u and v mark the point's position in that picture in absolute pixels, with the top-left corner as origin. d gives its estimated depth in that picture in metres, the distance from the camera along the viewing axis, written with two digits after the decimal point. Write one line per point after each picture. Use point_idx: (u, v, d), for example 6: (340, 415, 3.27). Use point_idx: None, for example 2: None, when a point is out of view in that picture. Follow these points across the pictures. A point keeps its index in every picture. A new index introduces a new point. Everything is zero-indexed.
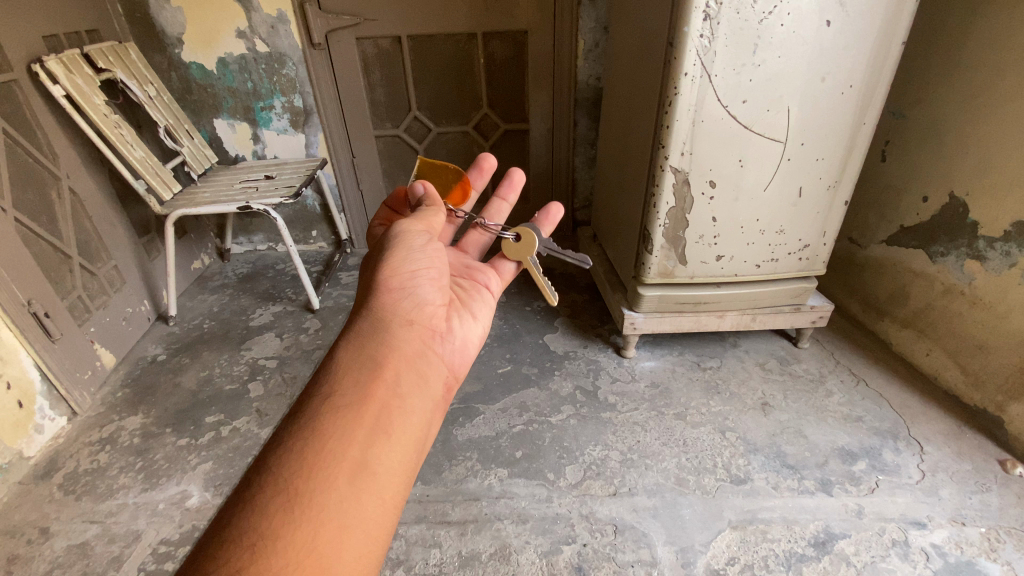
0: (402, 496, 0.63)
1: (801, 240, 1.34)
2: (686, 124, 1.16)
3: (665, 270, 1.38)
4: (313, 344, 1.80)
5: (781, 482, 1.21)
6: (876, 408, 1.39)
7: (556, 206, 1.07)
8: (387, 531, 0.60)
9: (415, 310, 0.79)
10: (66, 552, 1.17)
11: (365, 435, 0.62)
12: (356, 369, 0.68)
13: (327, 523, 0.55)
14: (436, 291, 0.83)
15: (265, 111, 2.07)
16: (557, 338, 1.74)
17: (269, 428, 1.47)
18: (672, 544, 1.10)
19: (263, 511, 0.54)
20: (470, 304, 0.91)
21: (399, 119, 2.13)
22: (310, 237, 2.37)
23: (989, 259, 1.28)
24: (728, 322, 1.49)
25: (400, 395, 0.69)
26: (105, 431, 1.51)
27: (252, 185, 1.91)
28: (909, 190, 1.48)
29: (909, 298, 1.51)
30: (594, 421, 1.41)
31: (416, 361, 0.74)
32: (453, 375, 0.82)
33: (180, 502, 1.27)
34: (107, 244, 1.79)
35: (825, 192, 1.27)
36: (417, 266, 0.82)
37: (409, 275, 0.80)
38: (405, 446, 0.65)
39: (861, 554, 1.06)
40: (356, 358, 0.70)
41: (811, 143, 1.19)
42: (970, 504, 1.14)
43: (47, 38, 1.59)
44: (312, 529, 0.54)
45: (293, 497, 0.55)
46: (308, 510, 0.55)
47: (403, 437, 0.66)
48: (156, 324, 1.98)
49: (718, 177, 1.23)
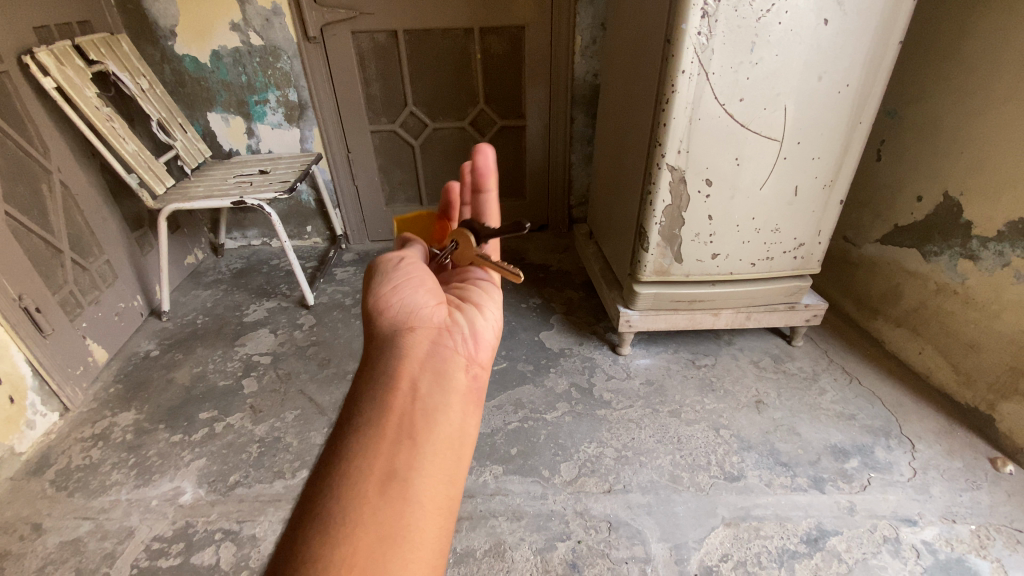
0: (445, 507, 0.56)
1: (796, 239, 1.35)
2: (683, 122, 1.16)
3: (661, 268, 1.38)
4: (307, 341, 1.79)
5: (774, 480, 1.22)
6: (869, 407, 1.40)
7: (479, 150, 0.82)
8: (437, 534, 0.54)
9: (418, 314, 0.71)
10: (58, 549, 1.17)
11: (390, 448, 0.57)
12: (364, 395, 0.62)
13: (368, 532, 0.50)
14: (430, 294, 0.75)
15: (260, 105, 2.05)
16: (553, 336, 1.74)
17: (263, 425, 1.46)
18: (666, 540, 1.11)
19: (303, 539, 0.49)
20: (476, 297, 0.81)
21: (394, 115, 2.11)
22: (305, 232, 2.35)
23: (982, 259, 1.29)
24: (723, 320, 1.49)
25: (424, 399, 0.63)
26: (97, 427, 1.50)
27: (246, 179, 1.90)
28: (905, 189, 1.48)
29: (902, 298, 1.52)
30: (589, 418, 1.41)
31: (432, 361, 0.67)
32: (479, 366, 0.73)
33: (173, 499, 1.27)
34: (99, 239, 1.78)
35: (820, 191, 1.28)
36: (405, 278, 0.75)
37: (394, 289, 0.73)
38: (436, 449, 0.59)
39: (852, 551, 1.07)
40: (365, 385, 0.64)
41: (808, 142, 1.20)
42: (960, 501, 1.15)
43: (37, 29, 1.57)
44: (352, 545, 0.49)
45: (325, 535, 0.49)
46: (346, 542, 0.49)
47: (434, 439, 0.60)
48: (148, 320, 1.97)
49: (715, 175, 1.23)
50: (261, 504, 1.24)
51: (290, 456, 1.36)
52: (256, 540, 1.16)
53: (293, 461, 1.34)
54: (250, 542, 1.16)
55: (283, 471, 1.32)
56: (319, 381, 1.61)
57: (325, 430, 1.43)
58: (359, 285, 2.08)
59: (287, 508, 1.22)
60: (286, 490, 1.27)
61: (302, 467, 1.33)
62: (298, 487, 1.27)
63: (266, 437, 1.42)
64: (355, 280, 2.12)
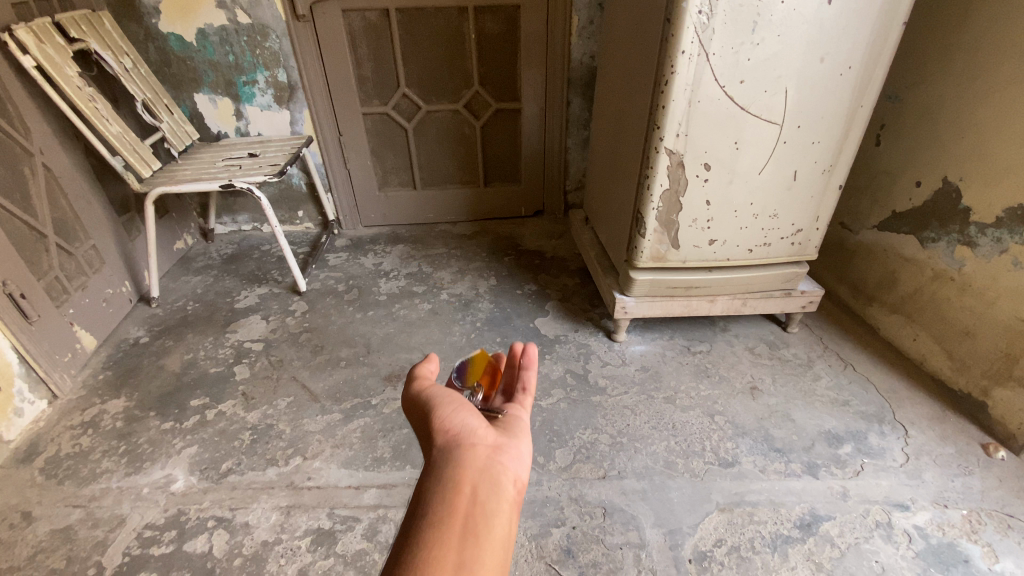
0: None
1: (794, 225, 1.33)
2: (682, 104, 1.13)
3: (658, 254, 1.36)
4: (300, 327, 1.77)
5: (768, 465, 1.22)
6: (863, 393, 1.40)
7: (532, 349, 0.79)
8: None
9: (470, 430, 0.62)
10: (49, 537, 1.15)
11: (458, 545, 0.47)
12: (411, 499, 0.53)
13: None
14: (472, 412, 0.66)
15: (248, 86, 2.00)
16: (548, 322, 1.73)
17: (255, 412, 1.45)
18: (661, 526, 1.11)
19: None
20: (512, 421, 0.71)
21: (387, 96, 2.06)
22: (296, 217, 2.31)
23: (980, 245, 1.28)
24: (719, 307, 1.49)
25: (489, 499, 0.53)
26: (87, 415, 1.48)
27: (235, 162, 1.86)
28: (904, 174, 1.47)
29: (898, 284, 1.52)
30: (584, 405, 1.41)
31: (492, 464, 0.57)
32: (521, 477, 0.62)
33: (165, 486, 1.25)
34: (85, 224, 1.74)
35: (819, 176, 1.26)
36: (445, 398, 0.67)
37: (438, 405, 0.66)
38: (500, 547, 0.49)
39: (845, 536, 1.07)
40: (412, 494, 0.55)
41: (808, 126, 1.18)
42: (953, 486, 1.16)
43: (15, 5, 1.51)
44: None
45: None
46: None
47: (502, 543, 0.50)
48: (137, 306, 1.94)
49: (713, 159, 1.21)
50: (254, 491, 1.23)
51: (282, 444, 1.34)
52: (249, 527, 1.15)
53: (286, 448, 1.33)
54: (243, 530, 1.15)
55: (275, 459, 1.31)
56: (313, 368, 1.60)
57: (318, 417, 1.42)
58: (352, 272, 2.05)
59: (281, 495, 1.21)
60: (279, 477, 1.26)
61: (295, 454, 1.31)
62: (292, 474, 1.26)
63: (258, 425, 1.41)
64: (347, 265, 2.09)
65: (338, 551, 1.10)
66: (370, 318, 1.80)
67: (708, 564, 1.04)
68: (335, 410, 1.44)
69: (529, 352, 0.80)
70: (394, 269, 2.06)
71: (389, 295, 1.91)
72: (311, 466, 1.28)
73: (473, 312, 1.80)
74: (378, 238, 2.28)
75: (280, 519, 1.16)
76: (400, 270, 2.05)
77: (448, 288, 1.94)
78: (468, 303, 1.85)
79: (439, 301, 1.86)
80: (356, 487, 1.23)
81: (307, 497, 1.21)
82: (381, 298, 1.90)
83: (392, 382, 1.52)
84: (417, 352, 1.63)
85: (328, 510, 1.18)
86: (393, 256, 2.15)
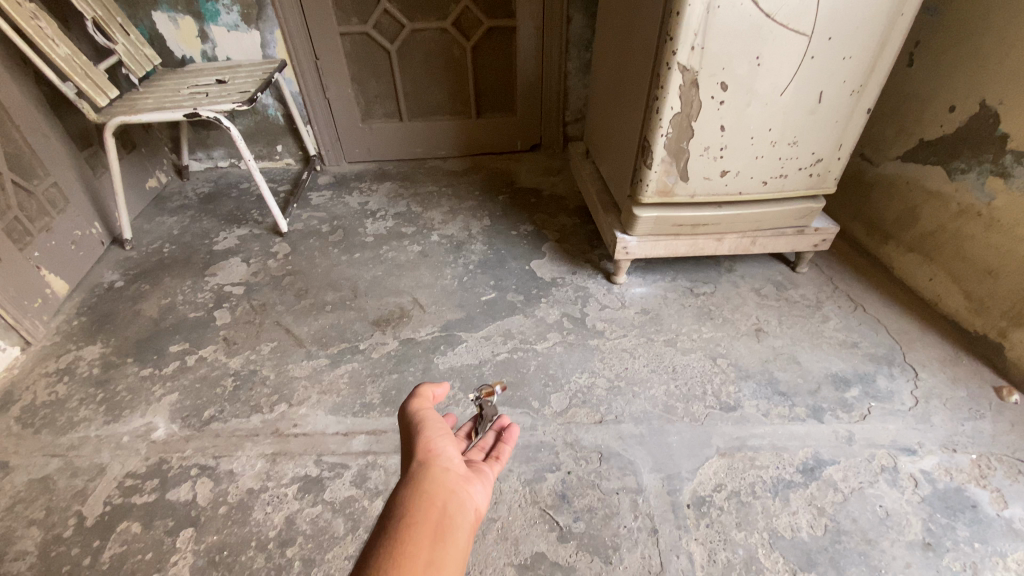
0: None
1: (814, 154, 1.21)
2: (700, 10, 0.98)
3: (664, 188, 1.25)
4: (282, 270, 1.68)
5: (772, 409, 1.18)
6: (873, 335, 1.34)
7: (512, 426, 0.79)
8: None
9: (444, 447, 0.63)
10: (26, 487, 1.11)
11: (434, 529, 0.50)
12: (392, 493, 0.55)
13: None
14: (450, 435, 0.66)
15: (211, 2, 1.78)
16: (544, 264, 1.64)
17: (237, 358, 1.38)
18: (659, 471, 1.08)
19: None
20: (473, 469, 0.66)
21: (366, 14, 1.85)
22: (275, 153, 2.16)
23: (1014, 176, 1.17)
24: (726, 246, 1.40)
25: (454, 523, 0.52)
26: (62, 362, 1.41)
27: (202, 89, 1.69)
28: (936, 98, 1.33)
29: (918, 221, 1.42)
30: (581, 349, 1.35)
31: (460, 489, 0.57)
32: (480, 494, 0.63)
33: (145, 435, 1.20)
34: (42, 159, 1.60)
35: (847, 98, 1.13)
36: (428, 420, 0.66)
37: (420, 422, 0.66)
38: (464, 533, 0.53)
39: (849, 481, 1.04)
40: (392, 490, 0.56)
41: (840, 38, 1.03)
42: (962, 431, 1.12)
43: None
44: None
45: None
46: None
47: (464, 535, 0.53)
48: (111, 250, 1.83)
49: (731, 77, 1.07)
50: (239, 439, 1.18)
51: (267, 390, 1.29)
52: (234, 475, 1.11)
53: (271, 395, 1.28)
54: (228, 478, 1.11)
55: (260, 405, 1.25)
56: (297, 313, 1.52)
57: (303, 362, 1.36)
58: (337, 212, 1.93)
59: (266, 442, 1.17)
60: (264, 424, 1.21)
61: (281, 401, 1.26)
62: (278, 421, 1.21)
63: (241, 370, 1.35)
64: (331, 205, 1.97)
65: (326, 498, 1.06)
66: (357, 260, 1.70)
67: (707, 509, 1.01)
68: (321, 355, 1.38)
69: (511, 428, 0.78)
70: (382, 209, 1.94)
71: (377, 237, 1.80)
72: (297, 413, 1.23)
73: (465, 255, 1.70)
74: (363, 175, 2.14)
75: (265, 467, 1.12)
76: (387, 210, 1.93)
77: (439, 229, 1.83)
78: (460, 245, 1.74)
79: (429, 243, 1.76)
80: (345, 433, 1.18)
81: (293, 445, 1.16)
82: (368, 239, 1.79)
83: (381, 327, 1.45)
84: (407, 296, 1.55)
85: (315, 457, 1.14)
86: (380, 194, 2.02)
